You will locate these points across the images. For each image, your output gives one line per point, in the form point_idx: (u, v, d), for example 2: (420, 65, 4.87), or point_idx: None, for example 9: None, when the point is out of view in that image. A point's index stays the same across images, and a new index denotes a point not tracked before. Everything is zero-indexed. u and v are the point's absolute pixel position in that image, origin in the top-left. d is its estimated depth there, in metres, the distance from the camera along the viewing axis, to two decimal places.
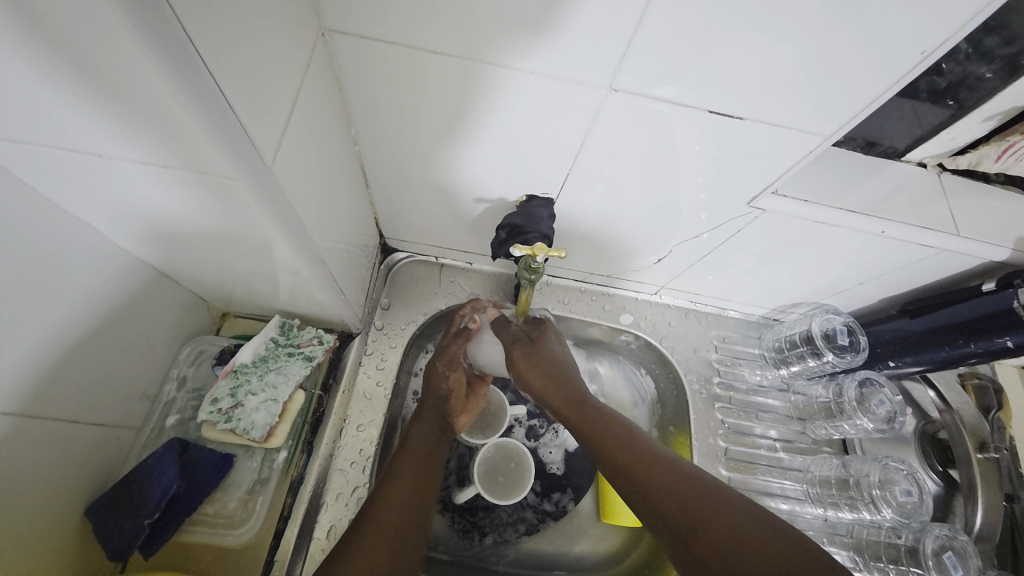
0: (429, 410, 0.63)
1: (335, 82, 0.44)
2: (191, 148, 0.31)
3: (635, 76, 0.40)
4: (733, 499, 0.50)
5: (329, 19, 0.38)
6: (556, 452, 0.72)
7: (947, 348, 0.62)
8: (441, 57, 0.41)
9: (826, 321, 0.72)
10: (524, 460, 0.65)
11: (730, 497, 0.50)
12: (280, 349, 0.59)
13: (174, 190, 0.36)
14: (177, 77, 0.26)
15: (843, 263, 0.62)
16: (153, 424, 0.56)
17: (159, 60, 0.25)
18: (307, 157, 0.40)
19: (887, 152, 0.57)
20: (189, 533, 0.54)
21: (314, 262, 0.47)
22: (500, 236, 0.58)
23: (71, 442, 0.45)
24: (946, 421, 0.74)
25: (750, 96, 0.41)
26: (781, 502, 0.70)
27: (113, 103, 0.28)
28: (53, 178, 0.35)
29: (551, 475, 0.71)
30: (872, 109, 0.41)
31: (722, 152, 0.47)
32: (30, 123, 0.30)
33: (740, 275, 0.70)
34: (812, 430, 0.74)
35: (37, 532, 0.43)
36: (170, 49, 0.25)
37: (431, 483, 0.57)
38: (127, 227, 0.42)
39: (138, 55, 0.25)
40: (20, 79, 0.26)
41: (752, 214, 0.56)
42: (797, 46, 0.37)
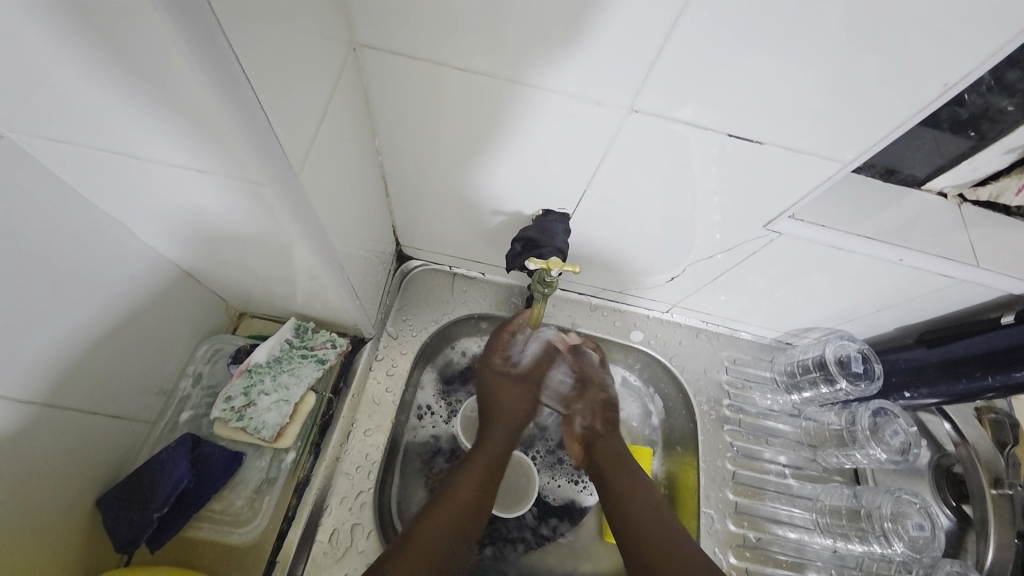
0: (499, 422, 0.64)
1: (363, 94, 0.45)
2: (228, 153, 0.32)
3: (657, 96, 0.41)
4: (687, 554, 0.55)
5: (360, 34, 0.40)
6: (563, 487, 0.70)
7: (964, 381, 0.61)
8: (467, 74, 0.42)
9: (840, 346, 0.72)
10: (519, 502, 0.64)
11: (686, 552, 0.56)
12: (294, 350, 0.60)
13: (205, 191, 0.37)
14: (221, 88, 0.27)
15: (859, 289, 0.62)
16: (167, 419, 0.57)
17: (202, 68, 0.26)
18: (332, 165, 0.41)
19: (907, 180, 0.57)
20: (196, 529, 0.54)
21: (332, 267, 0.48)
22: (515, 249, 0.58)
23: (89, 433, 0.47)
24: (961, 454, 0.72)
25: (769, 121, 0.41)
26: (788, 530, 0.69)
27: (153, 105, 0.29)
28: (91, 177, 0.37)
29: (547, 501, 0.69)
30: (893, 137, 0.41)
31: (738, 175, 0.48)
32: (78, 124, 0.31)
33: (753, 296, 0.69)
34: (823, 457, 0.73)
35: (48, 521, 0.43)
36: (215, 63, 0.26)
37: (479, 514, 0.57)
38: (154, 225, 0.43)
39: (185, 63, 0.26)
40: (74, 79, 0.28)
41: (768, 236, 0.55)
42: (818, 73, 0.37)
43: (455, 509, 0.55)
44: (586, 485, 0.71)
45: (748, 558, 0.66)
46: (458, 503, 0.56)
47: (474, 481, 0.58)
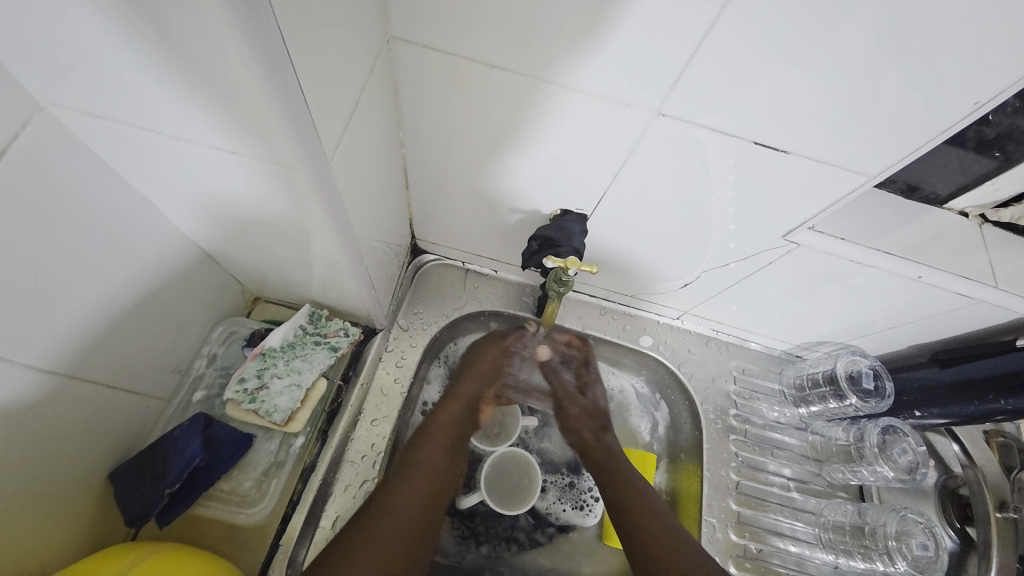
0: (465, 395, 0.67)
1: (392, 85, 0.46)
2: (263, 136, 0.32)
3: (684, 101, 0.41)
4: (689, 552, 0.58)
5: (394, 26, 0.40)
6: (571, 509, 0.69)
7: (976, 403, 0.61)
8: (497, 71, 0.42)
9: (852, 362, 0.71)
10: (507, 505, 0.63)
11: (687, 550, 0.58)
12: (307, 336, 0.60)
13: (235, 174, 0.38)
14: (267, 75, 0.28)
15: (874, 305, 0.62)
16: (181, 398, 0.57)
17: (251, 55, 0.27)
18: (360, 154, 0.42)
19: (928, 198, 0.56)
20: (204, 507, 0.55)
21: (352, 256, 0.48)
22: (532, 247, 0.59)
23: (106, 406, 0.47)
24: (968, 476, 0.71)
25: (795, 131, 0.41)
26: (789, 544, 0.68)
27: (192, 85, 0.30)
28: (125, 154, 0.38)
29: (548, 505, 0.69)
30: (919, 153, 0.41)
31: (760, 184, 0.48)
32: (118, 100, 0.32)
33: (766, 307, 0.69)
34: (828, 472, 0.73)
35: (61, 490, 0.44)
36: (264, 49, 0.27)
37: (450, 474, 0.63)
38: (179, 205, 0.44)
39: (235, 49, 0.26)
40: (120, 56, 0.28)
41: (786, 247, 0.55)
42: (846, 85, 0.37)
43: (425, 483, 0.59)
44: (591, 505, 0.69)
45: (748, 569, 0.66)
46: (430, 472, 0.60)
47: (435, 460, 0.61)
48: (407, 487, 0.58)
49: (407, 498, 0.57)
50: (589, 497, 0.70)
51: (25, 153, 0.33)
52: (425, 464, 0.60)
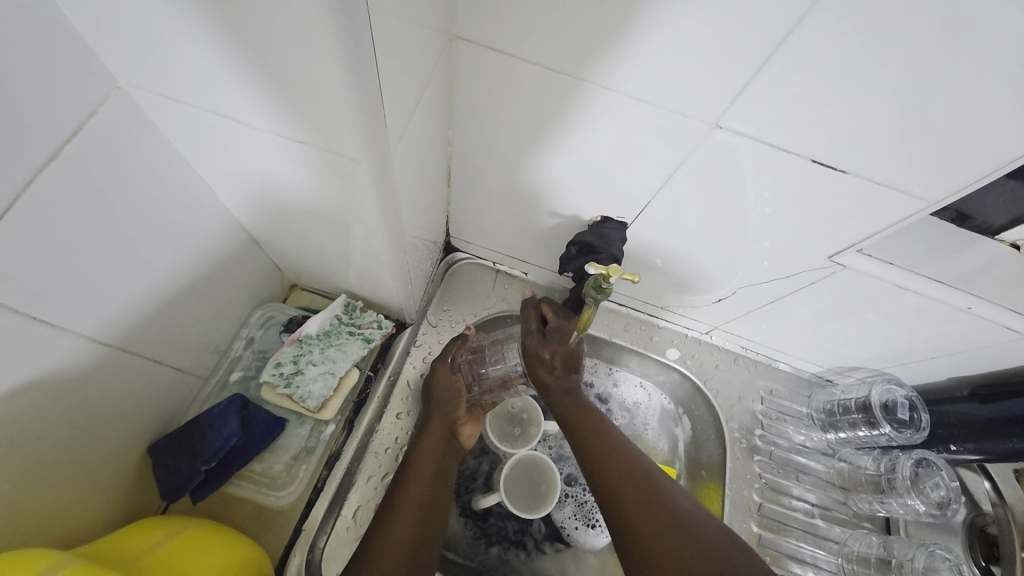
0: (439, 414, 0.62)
1: (448, 83, 0.46)
2: (332, 126, 0.33)
3: (740, 115, 0.41)
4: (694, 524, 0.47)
5: (459, 26, 0.41)
6: (582, 529, 0.67)
7: (1014, 441, 0.59)
8: (555, 74, 0.42)
9: (886, 390, 0.69)
10: (523, 508, 0.63)
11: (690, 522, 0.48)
12: (342, 326, 0.61)
13: (296, 162, 0.39)
14: (347, 69, 0.28)
15: (916, 333, 0.60)
16: (218, 378, 0.59)
17: (336, 48, 0.26)
18: (416, 150, 0.42)
19: (981, 227, 0.50)
20: (235, 487, 0.56)
21: (396, 250, 0.49)
22: (570, 252, 0.60)
23: (149, 381, 0.48)
24: (998, 514, 0.68)
25: (852, 151, 0.41)
26: (810, 571, 0.67)
27: (269, 74, 0.30)
28: (192, 137, 0.39)
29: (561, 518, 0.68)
30: (981, 183, 0.40)
31: (809, 204, 0.47)
32: (195, 85, 0.33)
33: (800, 329, 0.68)
34: (854, 502, 0.71)
35: (101, 459, 0.45)
36: (348, 41, 0.26)
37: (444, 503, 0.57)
38: (237, 190, 0.45)
39: (321, 40, 0.26)
40: (203, 43, 0.30)
41: (830, 268, 0.54)
42: (912, 108, 0.36)
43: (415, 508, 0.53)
44: (599, 525, 0.67)
45: None
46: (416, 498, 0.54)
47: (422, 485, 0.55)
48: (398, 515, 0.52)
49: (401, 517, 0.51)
50: (601, 520, 0.67)
51: (104, 131, 0.34)
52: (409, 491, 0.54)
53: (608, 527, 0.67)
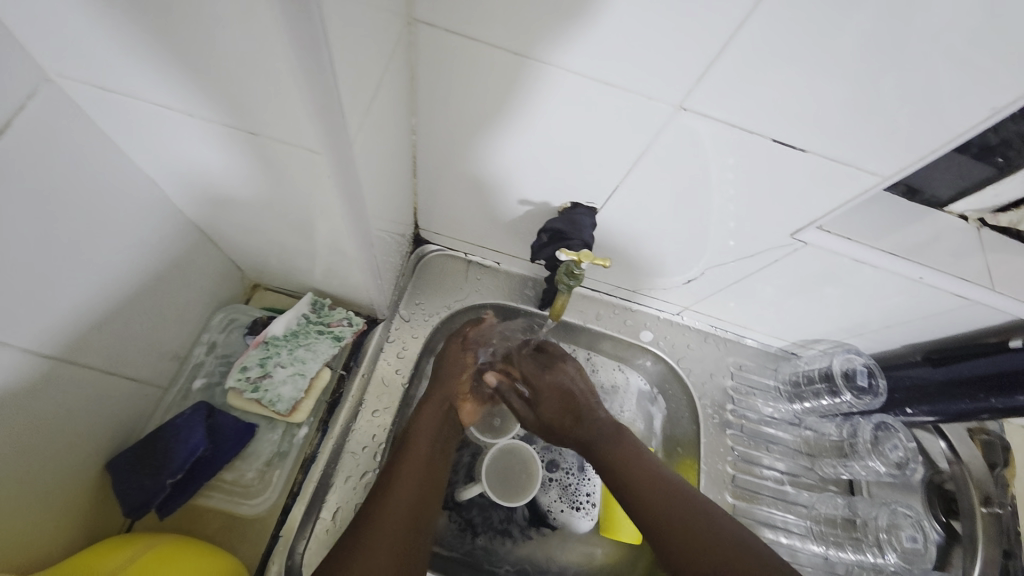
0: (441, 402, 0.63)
1: (408, 69, 0.45)
2: (285, 117, 0.31)
3: (705, 98, 0.41)
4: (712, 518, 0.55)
5: (418, 9, 0.39)
6: (567, 513, 0.68)
7: (966, 401, 0.63)
8: (519, 58, 0.41)
9: (847, 360, 0.72)
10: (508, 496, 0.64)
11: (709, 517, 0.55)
12: (310, 326, 0.59)
13: (247, 153, 0.36)
14: (301, 57, 0.26)
15: (874, 305, 0.63)
16: (179, 386, 0.56)
17: (287, 37, 0.25)
18: (378, 139, 0.41)
19: (929, 201, 0.57)
20: (206, 498, 0.54)
21: (363, 244, 0.47)
22: (541, 240, 0.59)
23: (102, 394, 0.46)
24: (954, 472, 0.74)
25: (810, 130, 0.42)
26: (782, 536, 0.70)
27: (211, 61, 0.28)
28: (133, 131, 0.36)
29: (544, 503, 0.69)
30: (930, 159, 0.42)
31: (771, 183, 0.48)
32: (131, 74, 0.31)
33: (766, 305, 0.70)
34: (820, 467, 0.74)
35: (56, 481, 0.43)
36: (300, 27, 0.25)
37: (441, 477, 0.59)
38: (187, 187, 0.43)
39: (270, 28, 0.25)
40: (136, 29, 0.27)
41: (792, 246, 0.56)
42: (866, 87, 0.37)
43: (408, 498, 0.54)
44: (586, 508, 0.68)
45: None
46: (411, 488, 0.54)
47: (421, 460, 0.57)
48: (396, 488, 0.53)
49: (393, 507, 0.52)
50: (585, 502, 0.69)
51: (30, 128, 0.31)
52: (404, 479, 0.55)
53: (594, 509, 0.69)
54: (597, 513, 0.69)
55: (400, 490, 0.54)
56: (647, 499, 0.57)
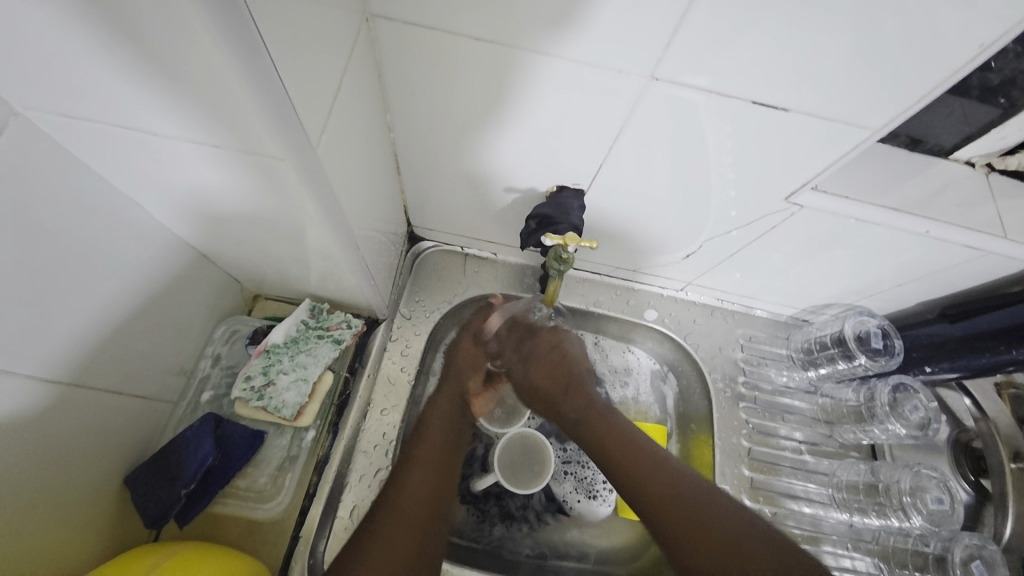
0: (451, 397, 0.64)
1: (375, 66, 0.44)
2: (244, 127, 0.31)
3: (677, 66, 0.40)
4: (736, 518, 0.53)
5: (373, 4, 0.39)
6: (585, 502, 0.68)
7: (987, 355, 0.60)
8: (482, 44, 0.40)
9: (859, 323, 0.70)
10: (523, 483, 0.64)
11: (732, 516, 0.53)
12: (309, 331, 0.60)
13: (215, 168, 0.37)
14: (242, 62, 0.27)
15: (881, 264, 0.61)
16: (189, 399, 0.57)
17: (223, 41, 0.26)
18: (348, 140, 0.41)
19: (933, 150, 0.55)
20: (222, 505, 0.56)
21: (348, 245, 0.48)
22: (529, 227, 0.58)
23: (115, 414, 0.47)
24: (981, 429, 0.71)
25: (792, 88, 0.40)
26: (804, 505, 0.69)
27: (165, 80, 0.29)
28: (107, 155, 0.37)
29: (561, 491, 0.69)
30: (921, 105, 0.40)
31: (758, 146, 0.46)
32: (92, 101, 0.31)
33: (770, 273, 0.68)
34: (840, 433, 0.73)
35: (79, 498, 0.45)
36: (234, 30, 0.26)
37: (456, 471, 0.59)
38: (172, 206, 0.44)
39: (205, 35, 0.25)
40: (86, 55, 0.27)
41: (789, 210, 0.54)
42: (843, 38, 0.36)
43: (418, 492, 0.53)
44: (603, 494, 0.68)
45: None
46: (423, 482, 0.55)
47: (435, 454, 0.58)
48: (412, 481, 0.54)
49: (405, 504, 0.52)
50: (602, 490, 0.69)
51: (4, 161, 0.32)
52: (416, 474, 0.55)
53: (610, 494, 0.69)
54: (614, 498, 0.68)
55: (415, 484, 0.54)
56: (664, 497, 0.55)
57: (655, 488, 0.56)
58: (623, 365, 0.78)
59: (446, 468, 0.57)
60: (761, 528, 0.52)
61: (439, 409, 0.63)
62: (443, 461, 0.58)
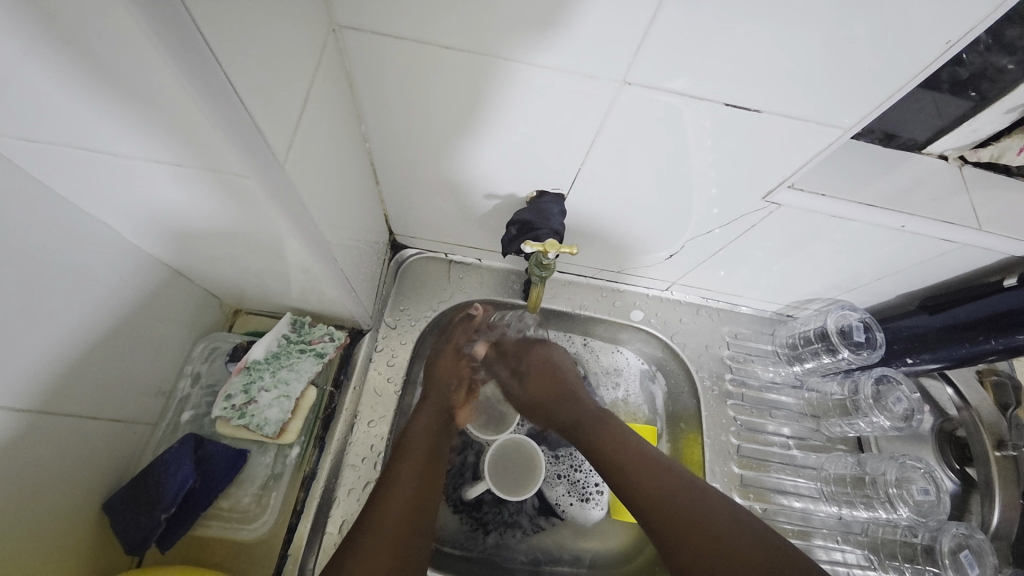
0: (433, 408, 0.64)
1: (345, 77, 0.44)
2: (206, 146, 0.31)
3: (648, 70, 0.40)
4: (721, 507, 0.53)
5: (339, 15, 0.38)
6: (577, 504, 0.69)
7: (968, 344, 0.61)
8: (453, 52, 0.40)
9: (841, 317, 0.71)
10: (511, 489, 0.63)
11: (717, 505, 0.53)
12: (291, 345, 0.60)
13: (181, 186, 0.36)
14: (194, 78, 0.26)
15: (860, 258, 0.61)
16: (168, 420, 0.56)
17: (173, 58, 0.25)
18: (319, 155, 0.41)
19: (907, 144, 0.56)
20: (205, 527, 0.55)
21: (325, 259, 0.47)
22: (511, 232, 0.58)
23: (89, 439, 0.46)
24: (964, 418, 0.72)
25: (762, 89, 0.40)
26: (794, 500, 0.69)
27: (121, 101, 0.28)
28: (68, 177, 0.36)
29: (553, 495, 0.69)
30: (893, 101, 0.40)
31: (735, 146, 0.47)
32: (46, 123, 0.30)
33: (753, 270, 0.69)
34: (826, 427, 0.74)
35: (55, 529, 0.43)
36: (184, 47, 0.25)
37: (439, 480, 0.58)
38: (141, 226, 0.43)
39: (152, 53, 0.24)
40: (37, 78, 0.27)
41: (767, 208, 0.55)
42: (812, 38, 0.36)
43: (402, 500, 0.53)
44: (595, 498, 0.69)
45: None
46: (406, 490, 0.54)
47: (418, 465, 0.57)
48: (393, 493, 0.53)
49: (389, 514, 0.51)
50: (594, 493, 0.69)
51: None
52: (399, 482, 0.54)
53: (602, 497, 0.69)
54: (606, 500, 0.69)
55: (398, 492, 0.54)
56: (654, 495, 0.55)
57: (647, 487, 0.56)
58: (613, 367, 0.78)
59: (429, 476, 0.57)
60: (747, 519, 0.52)
61: (422, 421, 0.62)
62: (426, 473, 0.57)
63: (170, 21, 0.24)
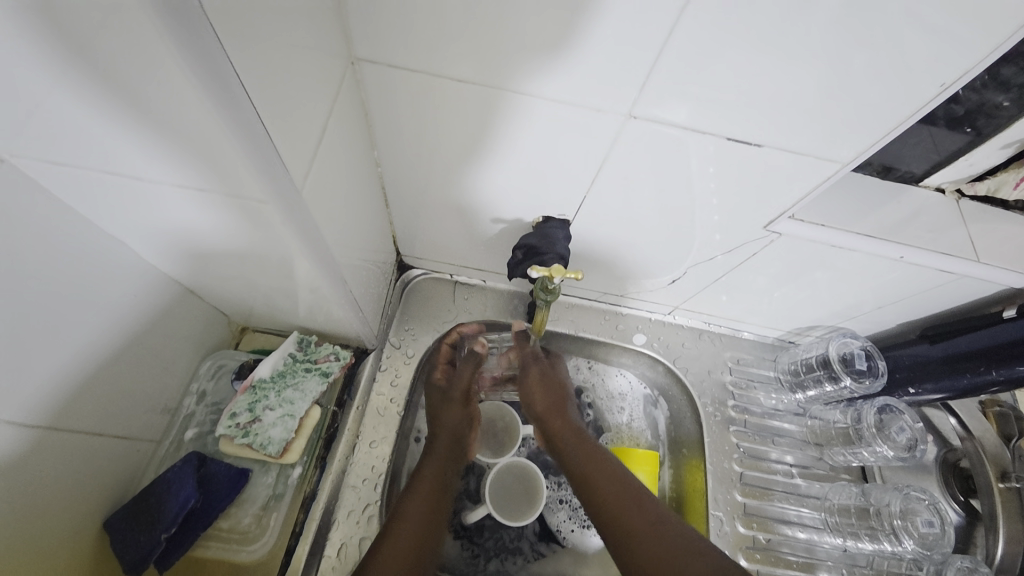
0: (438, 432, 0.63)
1: (362, 106, 0.46)
2: (228, 173, 0.32)
3: (653, 103, 0.41)
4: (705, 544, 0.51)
5: (358, 48, 0.40)
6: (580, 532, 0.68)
7: (967, 376, 0.61)
8: (465, 85, 0.42)
9: (844, 344, 0.72)
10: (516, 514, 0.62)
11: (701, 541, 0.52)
12: (297, 364, 0.60)
13: (199, 209, 0.37)
14: (223, 112, 0.28)
15: (859, 288, 0.62)
16: (172, 438, 0.57)
17: (205, 94, 0.27)
18: (334, 179, 0.42)
19: (904, 177, 0.57)
20: (203, 548, 0.54)
21: (334, 280, 0.48)
22: (517, 256, 0.59)
23: (96, 455, 0.47)
24: (967, 449, 0.72)
25: (762, 122, 0.42)
26: (798, 531, 0.68)
27: (148, 129, 0.29)
28: (91, 199, 0.37)
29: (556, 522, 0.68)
30: (889, 137, 0.41)
31: (736, 177, 0.48)
32: (77, 149, 0.31)
33: (755, 297, 0.69)
34: (829, 456, 0.73)
35: (57, 546, 0.43)
36: (216, 87, 0.27)
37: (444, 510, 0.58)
38: (158, 246, 0.44)
39: (186, 87, 0.26)
40: (71, 107, 0.28)
41: (768, 237, 0.56)
42: (810, 74, 0.37)
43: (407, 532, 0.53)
44: None
45: (759, 559, 0.66)
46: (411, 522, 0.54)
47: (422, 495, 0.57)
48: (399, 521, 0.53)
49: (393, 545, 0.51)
50: None
51: None
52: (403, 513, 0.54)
53: None
54: None
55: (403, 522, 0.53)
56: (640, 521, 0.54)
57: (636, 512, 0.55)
58: (614, 389, 0.78)
59: (435, 506, 0.57)
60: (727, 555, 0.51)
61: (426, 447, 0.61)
62: (432, 501, 0.57)
63: (209, 66, 0.26)
